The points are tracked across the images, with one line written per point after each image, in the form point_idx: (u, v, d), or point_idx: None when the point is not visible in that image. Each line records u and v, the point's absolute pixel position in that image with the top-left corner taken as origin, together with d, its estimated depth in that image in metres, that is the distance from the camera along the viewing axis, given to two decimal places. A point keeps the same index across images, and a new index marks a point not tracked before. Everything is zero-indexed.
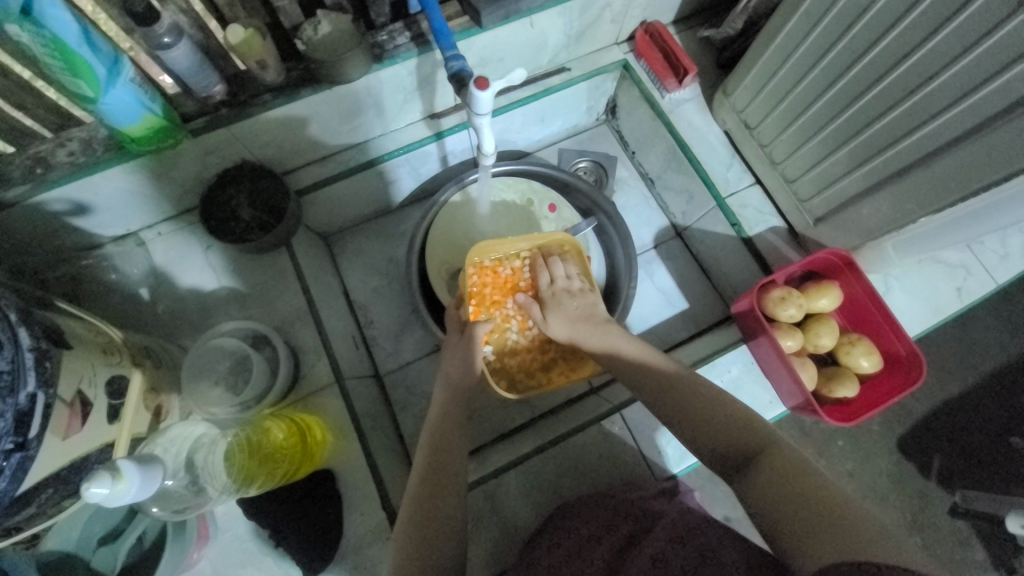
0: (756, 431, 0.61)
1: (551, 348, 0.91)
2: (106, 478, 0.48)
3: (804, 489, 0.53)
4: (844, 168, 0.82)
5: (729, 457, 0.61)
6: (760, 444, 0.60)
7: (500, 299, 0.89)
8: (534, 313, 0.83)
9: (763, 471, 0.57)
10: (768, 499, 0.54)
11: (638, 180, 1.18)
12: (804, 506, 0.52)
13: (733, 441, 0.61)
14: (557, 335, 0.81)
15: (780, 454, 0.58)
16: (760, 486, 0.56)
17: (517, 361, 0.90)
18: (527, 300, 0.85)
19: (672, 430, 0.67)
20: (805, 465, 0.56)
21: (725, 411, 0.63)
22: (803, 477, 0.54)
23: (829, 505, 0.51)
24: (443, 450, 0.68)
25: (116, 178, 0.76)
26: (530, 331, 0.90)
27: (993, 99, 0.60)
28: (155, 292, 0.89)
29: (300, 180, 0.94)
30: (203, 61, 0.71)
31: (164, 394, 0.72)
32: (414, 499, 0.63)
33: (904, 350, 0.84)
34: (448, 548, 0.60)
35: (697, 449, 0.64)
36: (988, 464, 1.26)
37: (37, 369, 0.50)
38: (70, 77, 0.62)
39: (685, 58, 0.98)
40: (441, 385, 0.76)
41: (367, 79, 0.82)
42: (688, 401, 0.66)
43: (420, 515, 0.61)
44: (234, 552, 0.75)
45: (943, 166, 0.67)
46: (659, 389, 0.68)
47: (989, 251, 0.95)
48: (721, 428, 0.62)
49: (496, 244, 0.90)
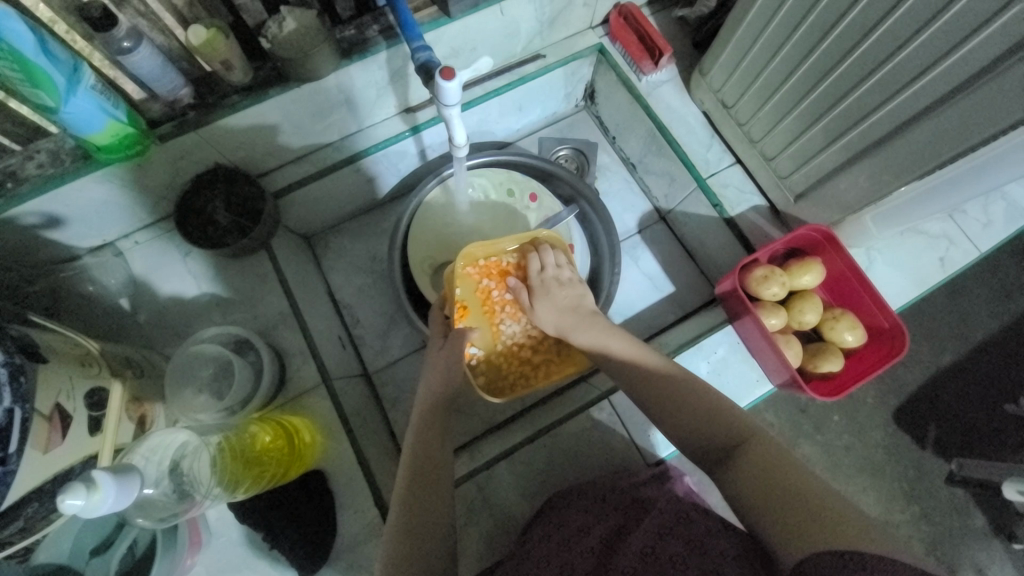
0: (738, 420, 0.61)
1: (539, 344, 0.91)
2: (81, 490, 0.48)
3: (786, 478, 0.54)
4: (821, 144, 0.81)
5: (712, 450, 0.62)
6: (740, 435, 0.60)
7: (488, 294, 0.88)
8: (522, 299, 0.85)
9: (745, 464, 0.57)
10: (751, 493, 0.55)
11: (620, 165, 1.18)
12: (789, 499, 0.52)
13: (715, 434, 0.62)
14: (546, 325, 0.83)
15: (763, 445, 0.58)
16: (744, 479, 0.56)
17: (501, 358, 0.90)
18: (515, 286, 0.85)
19: (656, 423, 0.67)
20: (786, 454, 0.57)
21: (705, 402, 0.63)
22: (781, 467, 0.55)
23: (809, 494, 0.52)
24: (424, 452, 0.68)
25: (87, 188, 0.75)
26: (519, 329, 0.90)
27: (964, 65, 0.59)
28: (135, 302, 0.88)
29: (277, 181, 0.93)
30: (167, 64, 0.70)
31: (148, 404, 0.71)
32: (398, 505, 0.62)
33: (888, 323, 0.85)
34: (429, 550, 0.59)
35: (679, 441, 0.65)
36: (983, 431, 1.27)
37: (12, 385, 0.50)
38: (30, 87, 0.60)
39: (659, 39, 0.97)
40: (424, 381, 0.77)
41: (337, 76, 0.81)
42: (668, 392, 0.66)
43: (406, 517, 0.61)
44: (229, 557, 0.75)
45: (919, 134, 0.67)
46: (640, 380, 0.69)
47: (971, 220, 0.95)
48: (702, 422, 0.63)
49: (485, 246, 0.88)
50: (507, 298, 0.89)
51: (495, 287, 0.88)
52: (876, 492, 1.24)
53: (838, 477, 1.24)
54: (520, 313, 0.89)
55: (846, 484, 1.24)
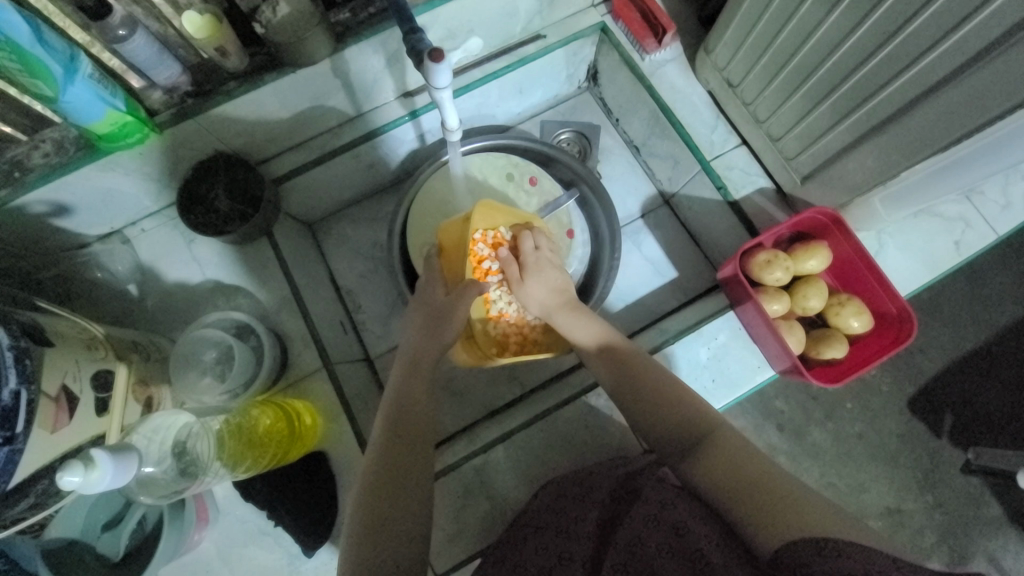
0: (703, 416, 0.64)
1: (513, 326, 0.90)
2: (78, 467, 0.50)
3: (750, 471, 0.57)
4: (829, 123, 0.79)
5: (680, 439, 0.64)
6: (704, 429, 0.63)
7: (482, 265, 0.85)
8: (512, 274, 0.83)
9: (713, 455, 0.60)
10: (720, 483, 0.57)
11: (624, 148, 1.15)
12: (757, 493, 0.55)
13: (684, 427, 0.64)
14: (533, 303, 0.84)
15: (724, 436, 0.61)
16: (711, 469, 0.59)
17: (485, 331, 0.89)
18: (507, 259, 0.83)
19: (630, 410, 0.69)
20: (745, 445, 0.60)
21: (677, 400, 0.67)
22: (744, 459, 0.58)
23: (777, 487, 0.54)
24: (403, 436, 0.67)
25: (91, 177, 0.77)
26: (496, 307, 0.89)
27: (976, 36, 0.57)
28: (143, 288, 0.91)
29: (276, 168, 0.93)
30: (163, 51, 0.70)
31: (154, 386, 0.74)
32: (371, 490, 0.62)
33: (895, 308, 0.83)
34: (401, 531, 0.60)
35: (644, 431, 0.68)
36: (1001, 420, 1.23)
37: (17, 367, 0.51)
38: (29, 77, 0.61)
39: (662, 16, 0.94)
40: (400, 363, 0.77)
41: (333, 60, 0.81)
42: (647, 384, 0.69)
43: (376, 506, 0.60)
44: (236, 532, 0.79)
45: (931, 109, 0.64)
46: (623, 368, 0.72)
47: (990, 201, 0.90)
48: (671, 414, 0.66)
49: (490, 210, 0.88)
50: (495, 272, 0.86)
51: (486, 258, 0.85)
52: (887, 480, 1.22)
53: (848, 465, 1.22)
54: (502, 290, 0.88)
55: (856, 472, 1.22)
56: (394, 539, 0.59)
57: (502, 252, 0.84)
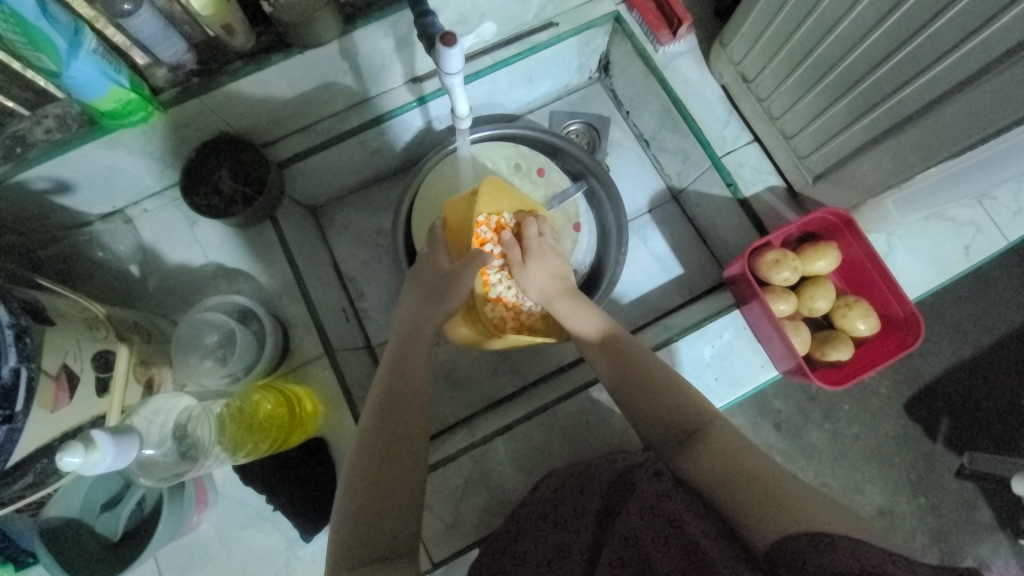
0: (699, 410, 0.64)
1: (510, 312, 0.89)
2: (79, 448, 0.50)
3: (745, 466, 0.57)
4: (844, 122, 0.77)
5: (674, 432, 0.65)
6: (699, 422, 0.63)
7: (485, 244, 0.85)
8: (513, 257, 0.82)
9: (708, 449, 0.60)
10: (714, 476, 0.57)
11: (633, 141, 1.14)
12: (750, 487, 0.55)
13: (679, 420, 0.65)
14: (531, 288, 0.83)
15: (719, 429, 0.61)
16: (706, 463, 0.59)
17: (481, 313, 0.88)
18: (509, 242, 0.82)
19: (623, 400, 0.69)
20: (739, 439, 0.60)
21: (672, 392, 0.67)
22: (739, 454, 0.58)
23: (772, 481, 0.54)
24: (401, 422, 0.66)
25: (93, 154, 0.76)
26: (495, 291, 0.89)
27: (1000, 39, 0.55)
28: (145, 268, 0.90)
29: (280, 151, 0.92)
30: (168, 28, 0.69)
31: (155, 368, 0.74)
32: (366, 473, 0.62)
33: (903, 312, 0.82)
34: (399, 517, 0.60)
35: (639, 424, 0.68)
36: (998, 426, 1.24)
37: (17, 345, 0.51)
38: (32, 51, 0.60)
39: (678, 7, 0.92)
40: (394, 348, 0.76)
41: (341, 42, 0.80)
42: (642, 375, 0.69)
43: (369, 491, 0.60)
44: (235, 516, 0.79)
45: (949, 113, 0.63)
46: (619, 357, 0.72)
47: (1001, 207, 0.89)
48: (665, 406, 0.66)
49: (496, 189, 0.88)
50: (497, 255, 0.86)
51: (488, 241, 0.85)
52: (882, 482, 1.22)
53: (844, 466, 1.22)
54: (502, 273, 0.88)
55: (851, 472, 1.22)
56: (391, 524, 0.59)
57: (504, 236, 0.83)
